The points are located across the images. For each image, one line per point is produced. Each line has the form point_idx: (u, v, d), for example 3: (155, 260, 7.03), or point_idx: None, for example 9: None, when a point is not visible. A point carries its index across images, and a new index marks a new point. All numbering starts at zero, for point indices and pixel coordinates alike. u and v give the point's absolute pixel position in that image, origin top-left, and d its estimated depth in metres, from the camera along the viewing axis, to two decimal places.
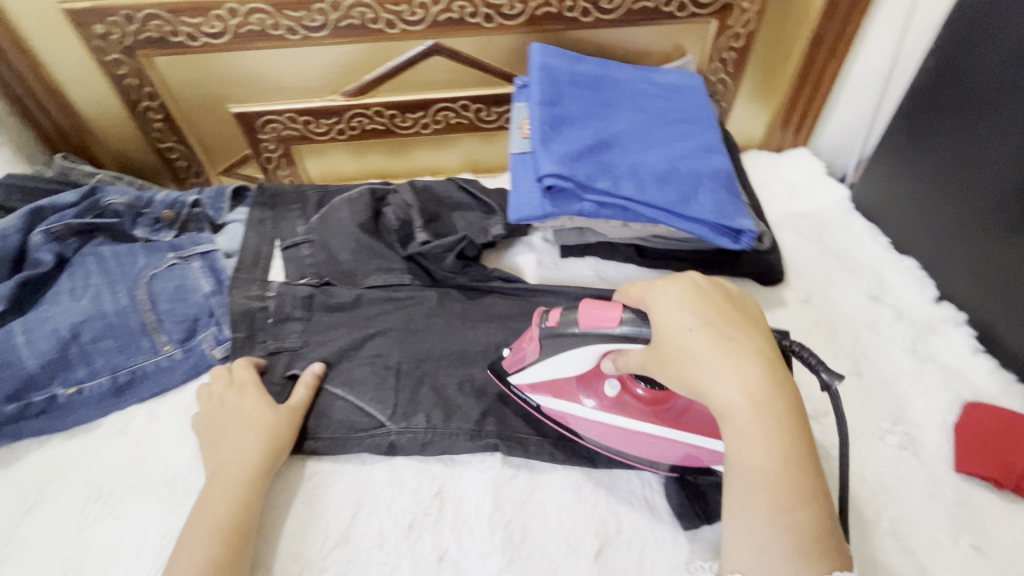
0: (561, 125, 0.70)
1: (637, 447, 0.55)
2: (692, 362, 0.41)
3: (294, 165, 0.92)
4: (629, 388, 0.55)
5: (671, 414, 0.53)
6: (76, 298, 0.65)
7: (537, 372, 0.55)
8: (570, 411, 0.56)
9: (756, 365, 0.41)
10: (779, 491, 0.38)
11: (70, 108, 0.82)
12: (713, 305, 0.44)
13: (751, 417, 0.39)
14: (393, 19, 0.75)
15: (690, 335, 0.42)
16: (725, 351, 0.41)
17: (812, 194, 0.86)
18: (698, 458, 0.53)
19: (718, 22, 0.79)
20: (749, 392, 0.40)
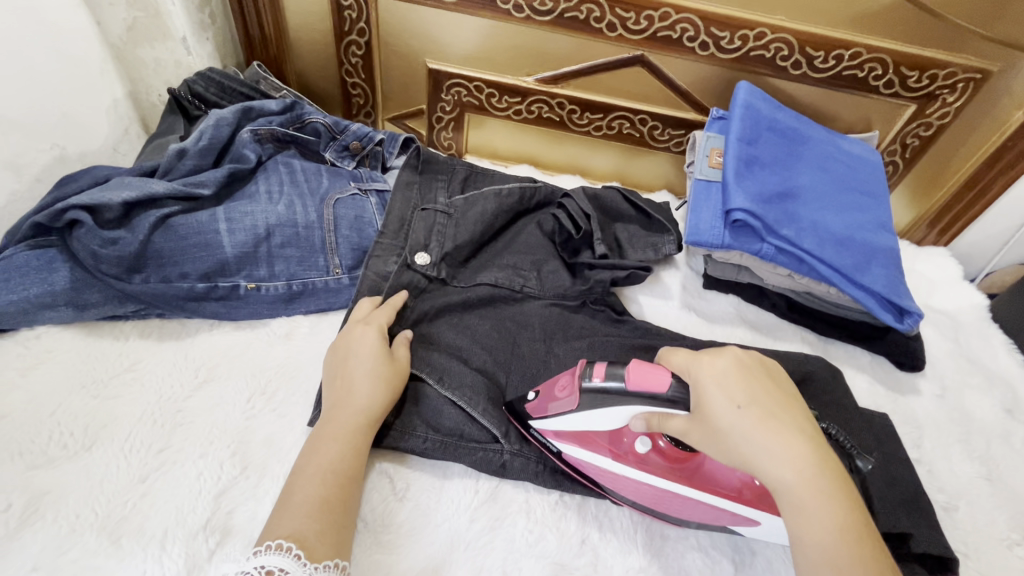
0: (754, 165, 0.73)
1: (652, 500, 0.53)
2: (743, 438, 0.42)
3: (458, 131, 0.96)
4: (654, 443, 0.53)
5: (696, 477, 0.52)
6: (273, 202, 0.67)
7: (570, 421, 0.54)
8: (597, 466, 0.54)
9: (796, 440, 0.42)
10: (852, 567, 0.39)
11: (281, 23, 0.86)
12: (755, 376, 0.46)
13: (809, 495, 0.41)
14: (617, 24, 0.78)
15: (734, 412, 0.43)
16: (769, 429, 0.42)
17: (952, 293, 0.86)
18: (714, 515, 0.52)
19: (915, 108, 0.81)
20: (795, 466, 0.41)
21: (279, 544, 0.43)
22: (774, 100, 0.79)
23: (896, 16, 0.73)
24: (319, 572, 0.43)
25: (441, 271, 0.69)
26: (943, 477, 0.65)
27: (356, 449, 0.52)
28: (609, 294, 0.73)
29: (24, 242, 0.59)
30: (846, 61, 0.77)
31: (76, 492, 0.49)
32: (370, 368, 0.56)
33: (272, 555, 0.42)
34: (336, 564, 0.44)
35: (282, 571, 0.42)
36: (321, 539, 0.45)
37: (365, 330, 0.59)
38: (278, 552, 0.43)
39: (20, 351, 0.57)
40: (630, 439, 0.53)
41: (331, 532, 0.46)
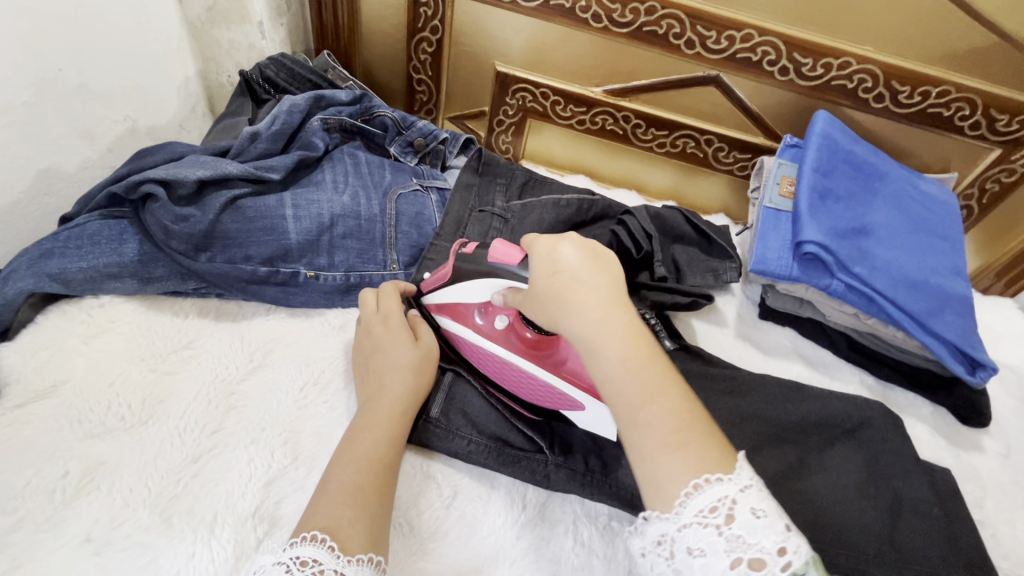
0: (827, 198, 0.70)
1: (498, 375, 0.60)
2: (551, 297, 0.46)
3: (518, 136, 0.96)
4: (518, 328, 0.58)
5: (543, 360, 0.57)
6: (338, 191, 0.67)
7: (447, 294, 0.61)
8: (463, 335, 0.61)
9: (599, 296, 0.45)
10: (635, 394, 0.41)
11: (355, 15, 0.87)
12: (583, 249, 0.48)
13: (603, 343, 0.43)
14: (696, 41, 0.76)
15: (546, 275, 0.47)
16: (573, 287, 0.45)
17: (1019, 347, 0.82)
18: (548, 394, 0.57)
19: (1000, 152, 0.78)
20: (597, 322, 0.43)
21: (314, 535, 0.41)
22: (851, 132, 0.77)
23: (992, 55, 0.70)
24: (352, 565, 0.40)
25: None
26: (1007, 542, 0.62)
27: (389, 437, 0.50)
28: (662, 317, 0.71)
29: (97, 212, 0.61)
30: (932, 99, 0.74)
31: (131, 466, 0.49)
32: (400, 358, 0.56)
33: (307, 546, 0.40)
34: (369, 558, 0.41)
35: (316, 563, 0.39)
36: (356, 531, 0.42)
37: (385, 323, 0.59)
38: (313, 543, 0.40)
39: (83, 320, 0.57)
40: (493, 314, 0.59)
41: (364, 520, 0.44)
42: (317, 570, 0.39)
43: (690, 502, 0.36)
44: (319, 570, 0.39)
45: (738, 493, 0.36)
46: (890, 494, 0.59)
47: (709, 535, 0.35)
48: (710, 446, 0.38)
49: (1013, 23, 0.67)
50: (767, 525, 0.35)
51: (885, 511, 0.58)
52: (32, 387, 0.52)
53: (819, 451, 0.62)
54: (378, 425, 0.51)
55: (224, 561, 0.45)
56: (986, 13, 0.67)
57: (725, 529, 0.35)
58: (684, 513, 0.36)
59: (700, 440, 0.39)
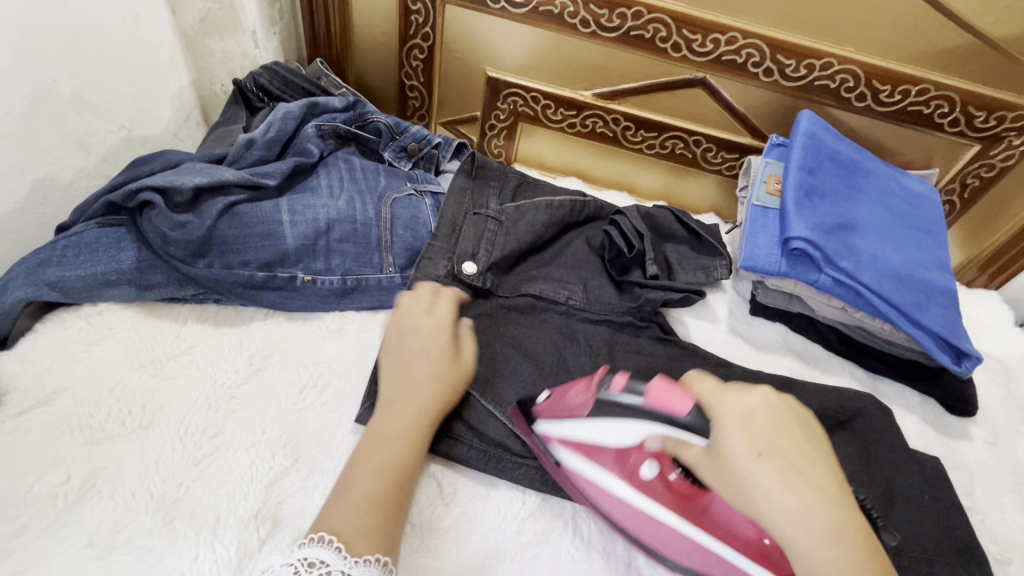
0: (814, 195, 0.72)
1: (637, 528, 0.50)
2: (754, 486, 0.39)
3: (510, 140, 0.97)
4: (664, 472, 0.49)
5: (697, 513, 0.48)
6: (333, 197, 0.68)
7: (578, 427, 0.52)
8: (594, 479, 0.51)
9: (823, 501, 0.38)
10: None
11: (347, 23, 0.88)
12: (780, 423, 0.41)
13: (831, 568, 0.36)
14: (682, 44, 0.78)
15: (753, 459, 0.39)
16: (790, 480, 0.38)
17: (1003, 338, 0.84)
18: (706, 559, 0.47)
19: (979, 149, 0.80)
20: (819, 534, 0.37)
21: (323, 536, 0.42)
22: (835, 131, 0.79)
23: (968, 54, 0.72)
24: (358, 565, 0.42)
25: (485, 281, 0.68)
26: (996, 527, 0.63)
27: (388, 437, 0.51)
28: (653, 314, 0.71)
29: (94, 220, 0.61)
30: (912, 97, 0.76)
31: (133, 469, 0.49)
32: (409, 362, 0.56)
33: (314, 547, 0.42)
34: (378, 558, 0.43)
35: (324, 564, 0.41)
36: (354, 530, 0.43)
37: (415, 331, 0.58)
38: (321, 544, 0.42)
39: (83, 326, 0.58)
40: (638, 459, 0.50)
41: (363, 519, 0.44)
42: (324, 571, 0.41)
43: None
44: (326, 570, 0.41)
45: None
46: (882, 484, 0.61)
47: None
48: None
49: (986, 23, 0.69)
50: None
51: (877, 499, 0.59)
52: (32, 395, 0.52)
53: None
54: (378, 426, 0.51)
55: (228, 563, 0.46)
56: (960, 14, 0.69)
57: None
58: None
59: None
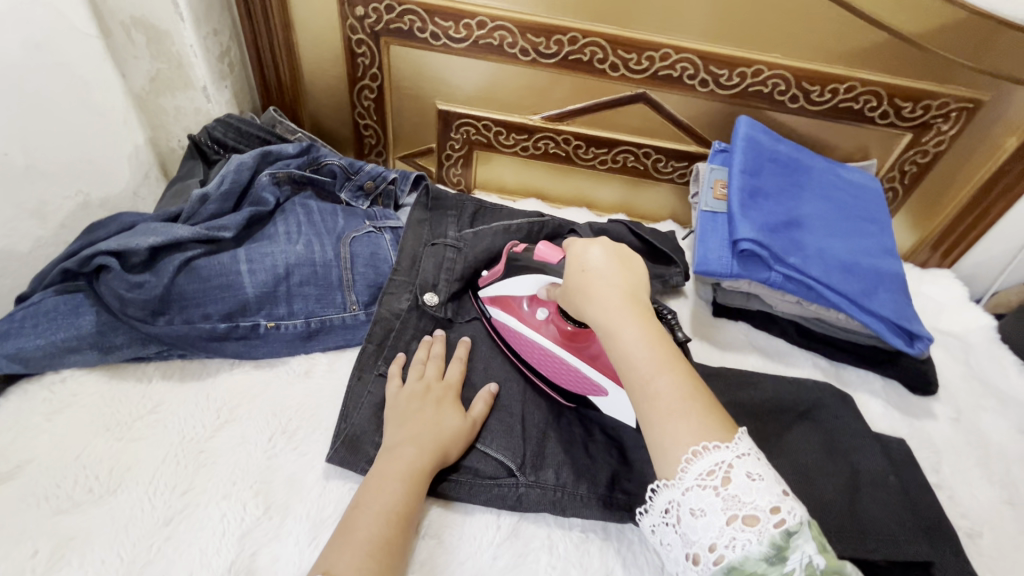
0: (758, 196, 0.75)
1: (533, 362, 0.65)
2: (579, 290, 0.51)
3: (467, 167, 0.99)
4: (556, 319, 0.63)
5: (580, 351, 0.62)
6: (291, 242, 0.69)
7: (497, 287, 0.67)
8: (509, 325, 0.66)
9: (621, 292, 0.48)
10: (645, 375, 0.44)
11: (297, 71, 0.90)
12: (612, 256, 0.52)
13: (618, 326, 0.47)
14: (620, 64, 0.81)
15: (579, 273, 0.51)
16: (605, 285, 0.49)
17: (959, 315, 0.87)
18: (578, 383, 0.61)
19: (911, 137, 0.84)
20: (620, 314, 0.47)
21: None
22: (774, 132, 0.82)
23: (887, 51, 0.76)
24: None
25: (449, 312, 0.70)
26: (964, 502, 0.65)
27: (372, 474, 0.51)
28: None
29: (52, 288, 0.62)
30: (842, 94, 0.80)
31: (102, 536, 0.49)
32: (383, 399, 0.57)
33: None
34: None
35: None
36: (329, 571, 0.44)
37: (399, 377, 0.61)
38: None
39: (46, 396, 0.58)
40: (539, 305, 0.64)
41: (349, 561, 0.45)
42: None
43: (693, 470, 0.40)
44: None
45: (734, 459, 0.39)
46: (848, 469, 0.62)
47: (708, 496, 0.39)
48: (712, 418, 0.42)
49: (899, 21, 0.73)
50: (763, 488, 0.39)
51: (845, 485, 0.60)
52: None
53: (778, 435, 0.64)
54: None
55: None
56: (874, 14, 0.73)
57: (722, 489, 0.39)
58: (686, 477, 0.40)
59: (704, 410, 0.43)
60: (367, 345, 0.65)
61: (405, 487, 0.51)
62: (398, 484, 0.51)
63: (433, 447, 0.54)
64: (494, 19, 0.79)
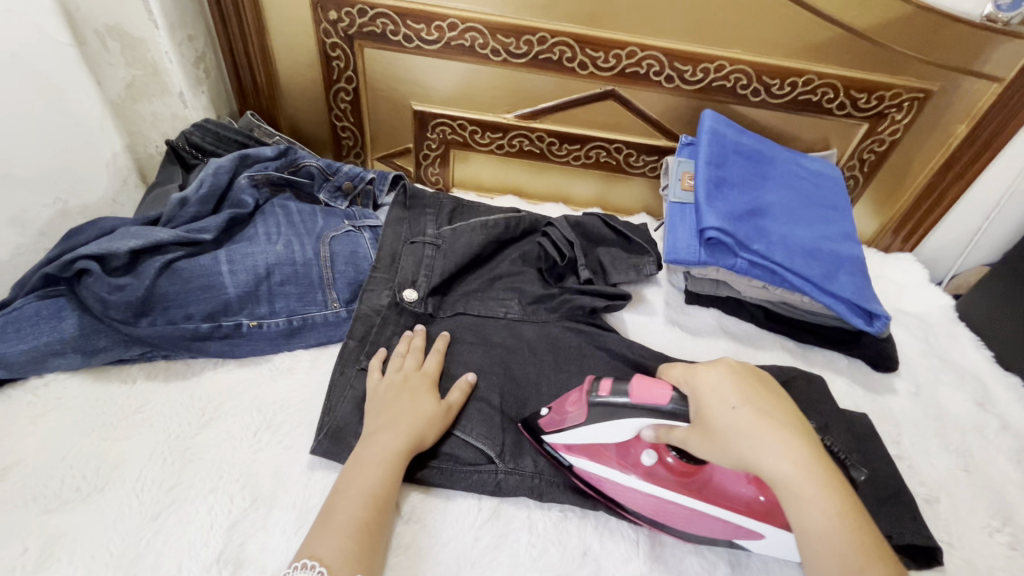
0: (723, 186, 0.78)
1: (648, 511, 0.56)
2: (736, 435, 0.46)
3: (445, 167, 1.01)
4: (662, 457, 0.56)
5: (702, 490, 0.54)
6: (271, 243, 0.70)
7: (576, 434, 0.57)
8: (606, 476, 0.57)
9: (787, 438, 0.46)
10: (841, 545, 0.43)
11: (272, 75, 0.92)
12: (743, 381, 0.49)
13: (805, 487, 0.44)
14: (587, 62, 0.84)
15: (730, 414, 0.47)
16: (766, 428, 0.46)
17: (918, 296, 0.91)
18: (722, 531, 0.54)
19: (867, 126, 0.87)
20: (801, 470, 0.45)
21: (306, 563, 0.46)
22: (737, 125, 0.85)
23: (840, 45, 0.79)
24: None
25: (429, 306, 0.72)
26: (922, 470, 0.68)
27: (360, 465, 0.54)
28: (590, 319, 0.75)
29: (33, 293, 0.63)
30: (800, 87, 0.84)
31: (90, 533, 0.51)
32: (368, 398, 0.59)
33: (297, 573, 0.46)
34: None
35: None
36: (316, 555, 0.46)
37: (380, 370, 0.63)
38: (304, 570, 0.46)
39: (30, 399, 0.59)
40: (638, 451, 0.56)
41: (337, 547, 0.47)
42: None
43: None
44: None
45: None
46: None
47: None
48: None
49: (850, 15, 0.77)
50: None
51: None
52: None
53: None
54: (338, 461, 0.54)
55: None
56: (826, 10, 0.76)
57: None
58: None
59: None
60: (348, 340, 0.67)
61: (390, 477, 0.53)
62: (384, 475, 0.53)
63: (416, 438, 0.56)
64: (464, 21, 0.81)
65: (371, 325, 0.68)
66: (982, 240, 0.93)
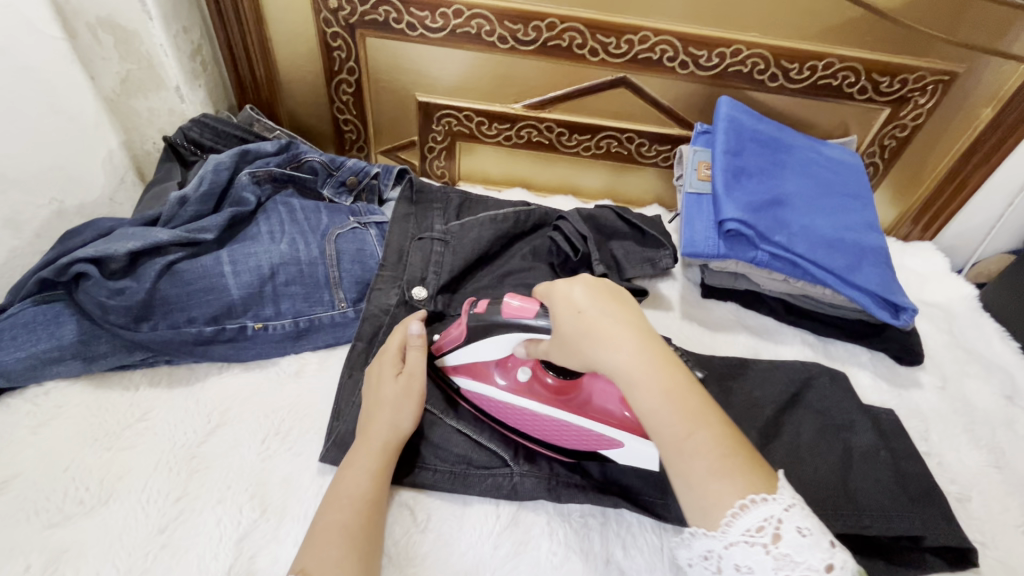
0: (741, 176, 0.75)
1: (525, 427, 0.58)
2: (582, 338, 0.45)
3: (450, 159, 0.99)
4: (539, 376, 0.57)
5: (572, 404, 0.56)
6: (275, 241, 0.68)
7: (459, 355, 0.59)
8: (486, 394, 0.59)
9: (629, 333, 0.45)
10: (693, 437, 0.42)
11: (271, 67, 0.89)
12: (598, 291, 0.47)
13: (640, 379, 0.43)
14: (599, 48, 0.80)
15: (573, 318, 0.46)
16: (608, 330, 0.45)
17: (942, 286, 0.88)
18: (586, 441, 0.56)
19: (890, 112, 0.84)
20: (635, 362, 0.43)
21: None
22: (754, 112, 0.82)
23: (863, 26, 0.76)
24: None
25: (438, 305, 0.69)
26: (952, 467, 0.66)
27: (373, 472, 0.51)
28: None
29: (30, 298, 0.60)
30: (820, 71, 0.80)
31: (95, 547, 0.49)
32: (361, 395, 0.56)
33: None
34: None
35: None
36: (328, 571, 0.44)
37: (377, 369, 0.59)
38: None
39: (29, 409, 0.57)
40: (515, 368, 0.58)
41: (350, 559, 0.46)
42: None
43: (739, 525, 0.39)
44: None
45: (783, 513, 0.39)
46: (841, 444, 0.63)
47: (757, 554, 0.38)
48: (753, 468, 0.41)
49: None
50: (813, 542, 0.38)
51: (838, 458, 0.61)
52: None
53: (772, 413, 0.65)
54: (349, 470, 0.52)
55: None
56: None
57: (773, 547, 0.38)
58: (731, 532, 0.39)
59: (743, 461, 0.41)
60: (357, 342, 0.64)
61: None
62: None
63: None
64: (470, 7, 0.78)
65: (380, 326, 0.66)
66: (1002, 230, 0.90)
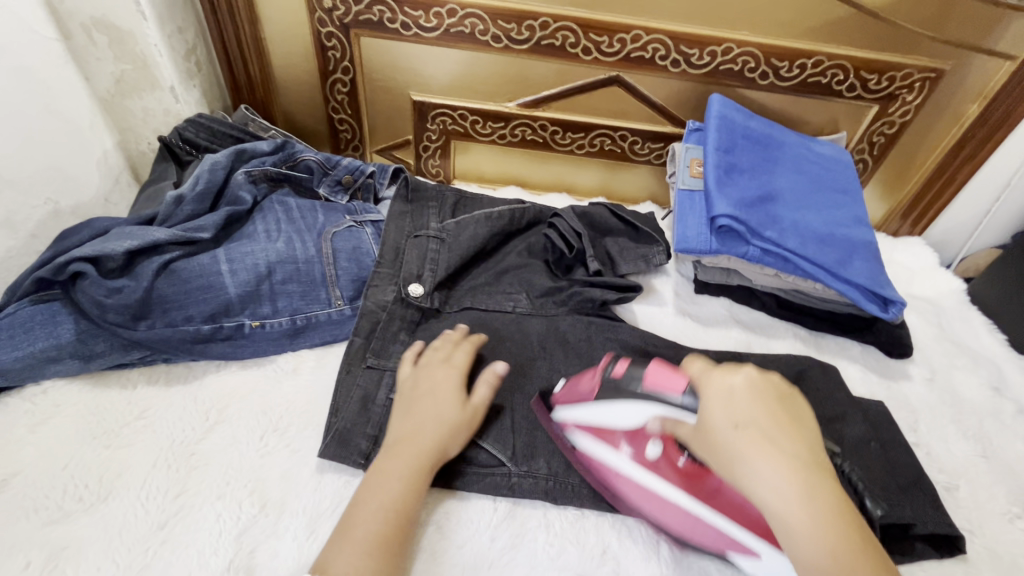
0: (733, 172, 0.76)
1: (646, 505, 0.54)
2: (733, 457, 0.42)
3: (445, 158, 0.99)
4: (669, 453, 0.52)
5: (703, 493, 0.51)
6: (271, 240, 0.68)
7: (587, 410, 0.57)
8: (606, 460, 0.55)
9: (796, 468, 0.40)
10: None
11: (266, 67, 0.89)
12: (762, 397, 0.44)
13: (795, 514, 0.39)
14: (592, 47, 0.81)
15: (731, 432, 0.43)
16: (767, 450, 0.41)
17: (929, 280, 0.90)
18: (715, 536, 0.51)
19: (877, 109, 0.86)
20: (793, 497, 0.39)
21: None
22: (744, 109, 0.83)
23: (851, 25, 0.77)
24: None
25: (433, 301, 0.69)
26: (941, 457, 0.67)
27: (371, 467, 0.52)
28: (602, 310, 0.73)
29: (27, 297, 0.60)
30: (809, 69, 0.82)
31: (96, 543, 0.49)
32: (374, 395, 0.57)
33: None
34: None
35: None
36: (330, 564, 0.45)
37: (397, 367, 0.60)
38: None
39: (28, 407, 0.57)
40: (644, 441, 0.53)
41: (351, 552, 0.46)
42: None
43: None
44: None
45: None
46: (833, 436, 0.64)
47: None
48: None
49: None
50: None
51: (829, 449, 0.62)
52: None
53: None
54: None
55: None
56: None
57: None
58: None
59: None
60: (354, 339, 0.65)
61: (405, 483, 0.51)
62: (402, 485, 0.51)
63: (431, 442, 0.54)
64: (464, 7, 0.79)
65: (376, 323, 0.66)
66: (988, 227, 0.91)
